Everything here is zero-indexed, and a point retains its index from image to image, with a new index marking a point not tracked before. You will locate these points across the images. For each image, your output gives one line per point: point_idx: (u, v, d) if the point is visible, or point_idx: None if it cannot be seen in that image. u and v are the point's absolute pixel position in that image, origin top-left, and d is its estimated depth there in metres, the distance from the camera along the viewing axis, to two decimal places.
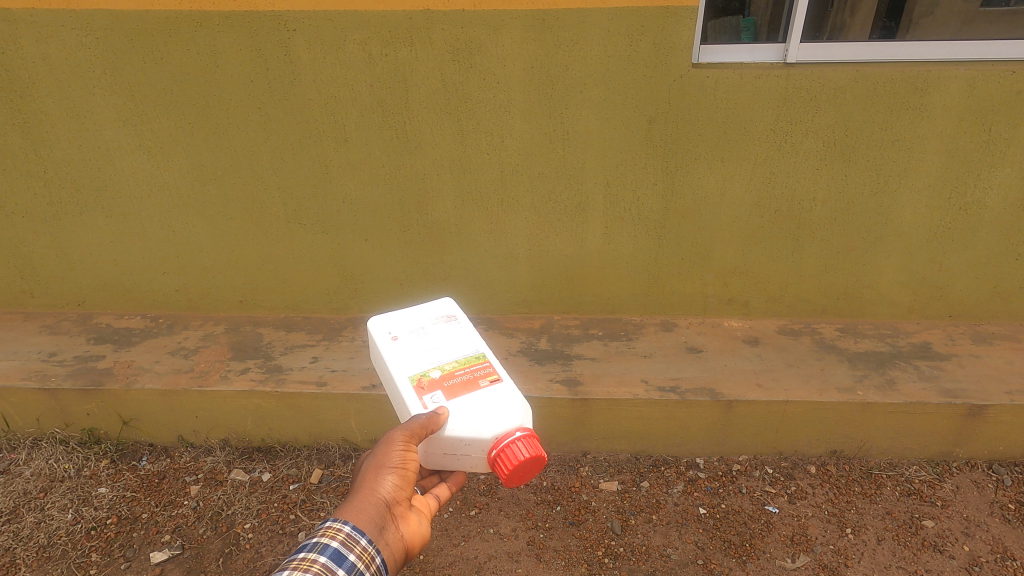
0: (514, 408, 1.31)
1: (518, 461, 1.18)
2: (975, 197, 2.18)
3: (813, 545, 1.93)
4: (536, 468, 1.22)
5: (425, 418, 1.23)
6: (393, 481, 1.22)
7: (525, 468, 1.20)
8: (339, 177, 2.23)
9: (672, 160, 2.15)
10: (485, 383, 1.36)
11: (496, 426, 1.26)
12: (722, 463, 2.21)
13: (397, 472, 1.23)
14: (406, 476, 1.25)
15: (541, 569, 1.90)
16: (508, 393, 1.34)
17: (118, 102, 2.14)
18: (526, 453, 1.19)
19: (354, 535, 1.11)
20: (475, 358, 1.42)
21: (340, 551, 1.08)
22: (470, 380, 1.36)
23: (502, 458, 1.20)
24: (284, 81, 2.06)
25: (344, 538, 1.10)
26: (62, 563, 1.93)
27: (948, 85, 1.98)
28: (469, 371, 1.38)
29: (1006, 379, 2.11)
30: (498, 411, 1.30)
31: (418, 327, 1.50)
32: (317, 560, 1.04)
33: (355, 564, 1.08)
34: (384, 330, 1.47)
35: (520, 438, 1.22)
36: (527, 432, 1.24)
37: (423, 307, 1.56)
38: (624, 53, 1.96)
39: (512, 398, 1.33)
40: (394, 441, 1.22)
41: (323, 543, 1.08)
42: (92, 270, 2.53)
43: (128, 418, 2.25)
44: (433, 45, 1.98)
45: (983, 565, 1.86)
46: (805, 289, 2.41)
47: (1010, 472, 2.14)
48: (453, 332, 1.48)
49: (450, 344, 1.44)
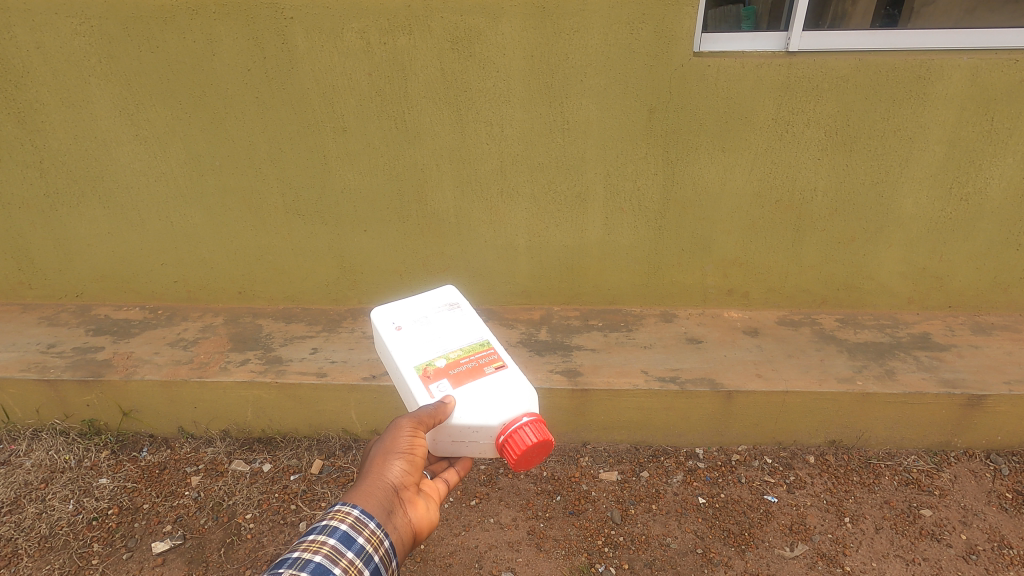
0: (521, 395, 1.32)
1: (526, 446, 1.19)
2: (976, 186, 2.17)
3: (811, 534, 1.94)
4: (544, 452, 1.23)
5: (432, 409, 1.23)
6: (400, 467, 1.23)
7: (533, 453, 1.21)
8: (337, 168, 2.22)
9: (674, 150, 2.14)
10: (490, 370, 1.36)
11: (504, 413, 1.26)
12: (721, 453, 2.22)
13: (405, 457, 1.23)
14: (414, 462, 1.25)
15: (542, 559, 1.91)
16: (514, 379, 1.34)
17: (114, 91, 2.12)
18: (535, 437, 1.20)
19: (363, 519, 1.12)
20: (480, 346, 1.42)
21: (349, 534, 1.09)
22: (476, 368, 1.36)
23: (510, 444, 1.21)
24: (282, 70, 2.04)
25: (353, 521, 1.11)
26: (63, 553, 1.93)
27: (951, 74, 1.97)
28: (474, 359, 1.38)
29: (1004, 370, 2.11)
30: (505, 398, 1.29)
31: (422, 317, 1.49)
32: (327, 542, 1.06)
33: (363, 547, 1.09)
34: (389, 320, 1.47)
35: (527, 423, 1.23)
36: (534, 418, 1.25)
37: (426, 296, 1.55)
38: (625, 42, 1.95)
39: (518, 384, 1.33)
40: (402, 428, 1.22)
41: (332, 526, 1.08)
42: (91, 261, 2.52)
43: (128, 409, 2.25)
44: (432, 33, 1.96)
45: (981, 553, 1.87)
46: (806, 279, 2.41)
47: (1008, 462, 2.15)
48: (456, 321, 1.48)
49: (454, 332, 1.44)
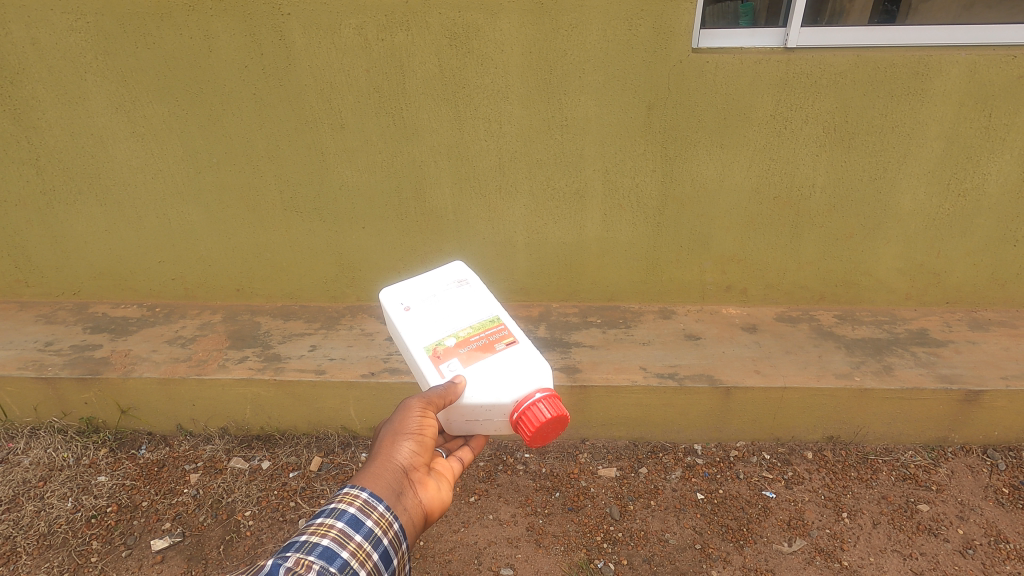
0: (534, 369, 1.31)
1: (540, 423, 1.21)
2: (974, 182, 2.18)
3: (809, 529, 1.94)
4: (559, 427, 1.24)
5: (443, 389, 1.23)
6: (409, 448, 1.22)
7: (548, 430, 1.22)
8: (336, 165, 2.21)
9: (672, 147, 2.14)
10: (502, 346, 1.35)
11: (515, 390, 1.27)
12: (720, 449, 2.22)
13: (414, 438, 1.23)
14: (424, 442, 1.25)
15: (541, 555, 1.91)
16: (526, 354, 1.34)
17: (110, 87, 2.11)
18: (549, 414, 1.21)
19: (371, 502, 1.09)
20: (490, 322, 1.40)
21: (357, 517, 1.06)
22: (486, 344, 1.35)
23: (524, 422, 1.23)
24: (279, 67, 2.03)
25: (362, 504, 1.08)
26: (63, 551, 1.93)
27: (949, 70, 1.97)
28: (484, 337, 1.37)
29: (1002, 365, 2.12)
30: (517, 374, 1.29)
31: (431, 295, 1.48)
32: (335, 526, 1.03)
33: (372, 530, 1.05)
34: (398, 300, 1.46)
35: (540, 400, 1.24)
36: (547, 394, 1.26)
37: (435, 274, 1.54)
38: (624, 38, 1.94)
39: (530, 359, 1.32)
40: (412, 408, 1.23)
41: (340, 509, 1.06)
42: (88, 259, 2.51)
43: (126, 407, 2.24)
44: (429, 29, 1.95)
45: (977, 548, 1.87)
46: (804, 276, 2.41)
47: (1005, 457, 2.16)
48: (465, 298, 1.47)
49: (463, 310, 1.43)
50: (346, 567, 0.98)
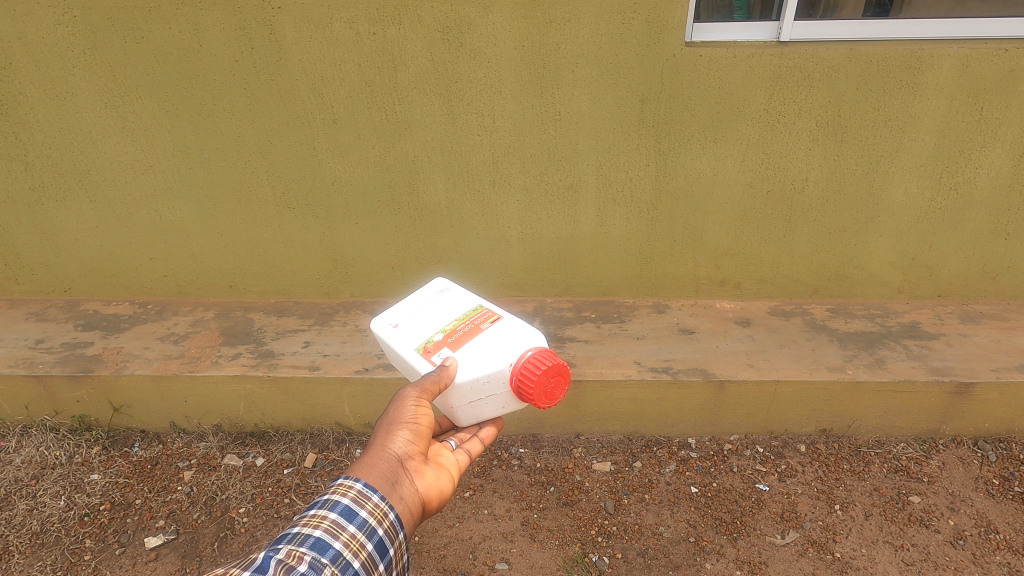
0: (523, 335, 1.31)
1: (539, 376, 1.20)
2: (966, 175, 2.18)
3: (802, 521, 1.96)
4: (561, 379, 1.24)
5: (436, 375, 1.22)
6: (405, 437, 1.20)
7: (550, 383, 1.22)
8: (329, 160, 2.20)
9: (666, 141, 2.13)
10: (488, 325, 1.35)
11: (508, 355, 1.26)
12: (713, 443, 2.24)
13: (410, 428, 1.21)
14: (420, 432, 1.23)
15: (536, 549, 1.92)
16: (512, 325, 1.34)
17: (98, 82, 2.09)
18: (544, 365, 1.21)
19: (365, 493, 1.08)
20: (474, 310, 1.40)
21: (351, 508, 1.05)
22: (473, 328, 1.34)
23: (524, 381, 1.22)
24: (270, 61, 2.02)
25: (356, 495, 1.07)
26: (55, 550, 1.92)
27: (942, 63, 1.98)
28: (470, 322, 1.36)
29: (993, 358, 2.13)
30: (506, 343, 1.29)
31: (416, 308, 1.44)
32: (327, 516, 1.02)
33: (366, 521, 1.05)
34: (384, 322, 1.41)
35: (532, 358, 1.24)
36: (538, 350, 1.26)
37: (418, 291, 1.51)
38: (617, 31, 1.94)
39: (518, 328, 1.32)
40: (408, 398, 1.21)
41: (334, 500, 1.05)
42: (79, 256, 2.49)
43: (118, 405, 2.23)
44: (421, 23, 1.94)
45: (968, 539, 1.89)
46: (797, 270, 2.42)
47: (995, 448, 2.17)
48: (451, 301, 1.45)
49: (448, 309, 1.42)
50: (339, 558, 0.98)
